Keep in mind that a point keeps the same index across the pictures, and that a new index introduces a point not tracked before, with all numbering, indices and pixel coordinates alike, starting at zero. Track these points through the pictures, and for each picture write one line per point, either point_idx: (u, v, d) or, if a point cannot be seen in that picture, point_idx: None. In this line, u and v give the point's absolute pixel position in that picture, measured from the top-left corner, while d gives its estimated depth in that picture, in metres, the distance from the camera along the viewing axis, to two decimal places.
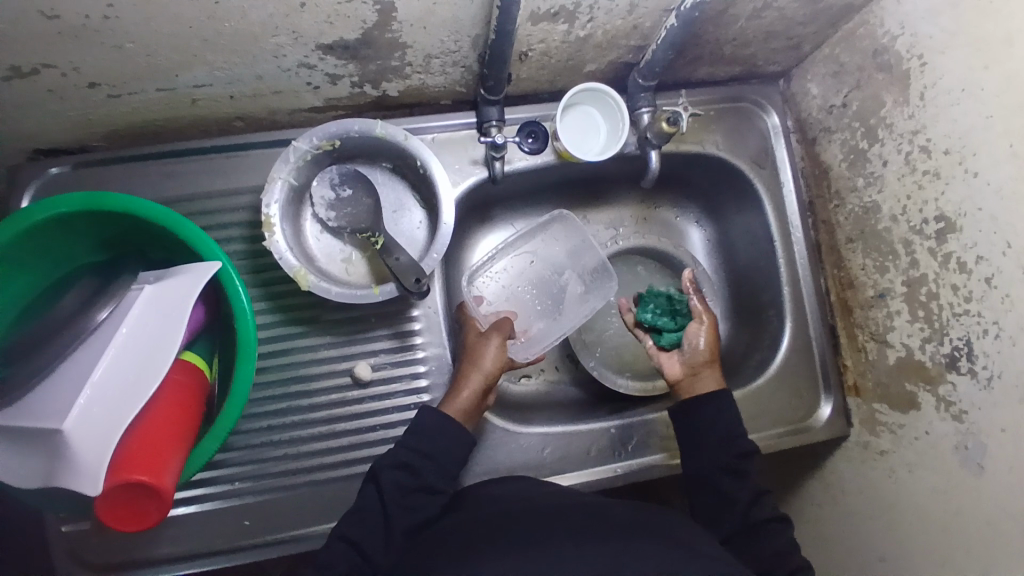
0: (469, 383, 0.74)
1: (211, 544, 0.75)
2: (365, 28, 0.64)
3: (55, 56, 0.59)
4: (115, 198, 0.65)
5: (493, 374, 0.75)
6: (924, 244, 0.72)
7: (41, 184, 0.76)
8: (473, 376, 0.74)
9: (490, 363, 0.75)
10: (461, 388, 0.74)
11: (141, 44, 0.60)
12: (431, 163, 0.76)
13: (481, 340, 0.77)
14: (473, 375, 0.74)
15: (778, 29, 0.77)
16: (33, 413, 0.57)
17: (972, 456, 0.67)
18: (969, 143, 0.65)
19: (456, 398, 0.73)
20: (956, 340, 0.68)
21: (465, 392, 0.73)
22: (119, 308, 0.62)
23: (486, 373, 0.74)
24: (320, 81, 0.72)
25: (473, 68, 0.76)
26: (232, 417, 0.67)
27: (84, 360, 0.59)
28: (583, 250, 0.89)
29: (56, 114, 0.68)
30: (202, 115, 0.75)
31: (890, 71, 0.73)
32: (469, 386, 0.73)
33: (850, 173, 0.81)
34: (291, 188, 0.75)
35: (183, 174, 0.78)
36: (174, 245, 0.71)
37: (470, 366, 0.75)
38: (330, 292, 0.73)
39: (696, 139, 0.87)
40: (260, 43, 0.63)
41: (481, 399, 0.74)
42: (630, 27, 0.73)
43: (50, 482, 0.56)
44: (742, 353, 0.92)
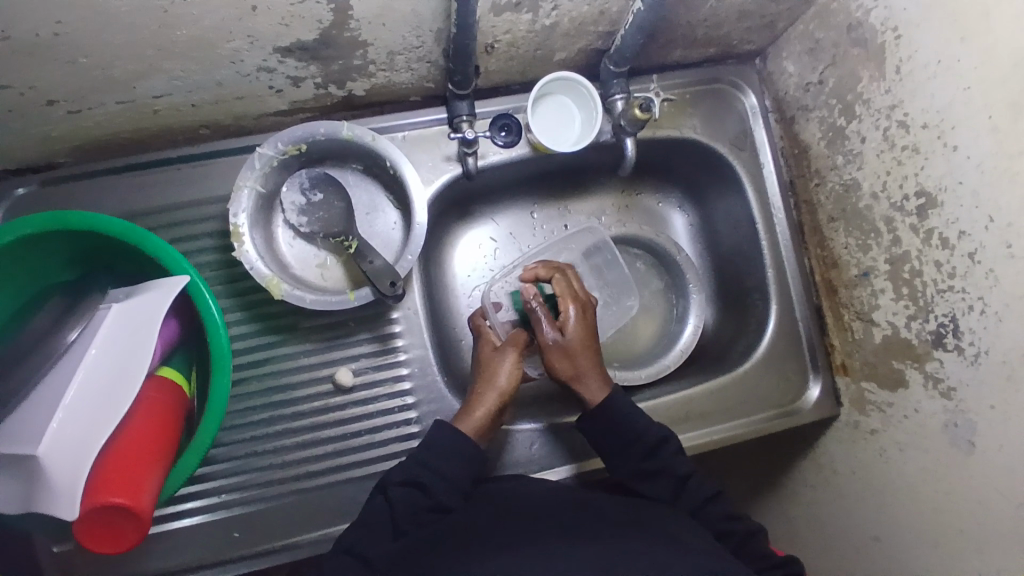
0: (488, 399, 0.73)
1: (200, 559, 0.74)
2: (323, 28, 0.62)
3: (7, 76, 0.57)
4: (78, 216, 0.63)
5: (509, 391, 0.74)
6: (906, 221, 0.70)
7: (6, 205, 0.75)
8: (491, 392, 0.73)
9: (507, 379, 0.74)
10: (477, 405, 0.72)
11: (95, 58, 0.58)
12: (401, 163, 0.74)
13: (498, 358, 0.76)
14: (492, 393, 0.73)
15: (750, 7, 0.75)
16: (6, 440, 0.56)
17: (961, 434, 0.67)
18: (947, 116, 0.64)
19: (472, 415, 0.72)
20: (941, 317, 0.67)
21: (484, 411, 0.72)
22: (89, 328, 0.61)
23: (502, 391, 0.73)
24: (282, 84, 0.71)
25: (439, 63, 0.75)
26: (211, 433, 0.66)
27: (55, 383, 0.58)
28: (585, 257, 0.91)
29: (15, 132, 0.67)
30: (165, 126, 0.73)
31: (865, 45, 0.71)
32: (489, 404, 0.72)
33: (830, 151, 0.80)
34: (259, 196, 0.74)
35: (150, 186, 0.77)
36: (142, 260, 0.69)
37: (485, 383, 0.74)
38: (304, 299, 0.72)
39: (673, 124, 0.85)
40: (216, 49, 0.62)
41: (496, 418, 0.73)
42: (597, 12, 0.71)
43: (26, 508, 0.55)
44: (729, 339, 0.91)
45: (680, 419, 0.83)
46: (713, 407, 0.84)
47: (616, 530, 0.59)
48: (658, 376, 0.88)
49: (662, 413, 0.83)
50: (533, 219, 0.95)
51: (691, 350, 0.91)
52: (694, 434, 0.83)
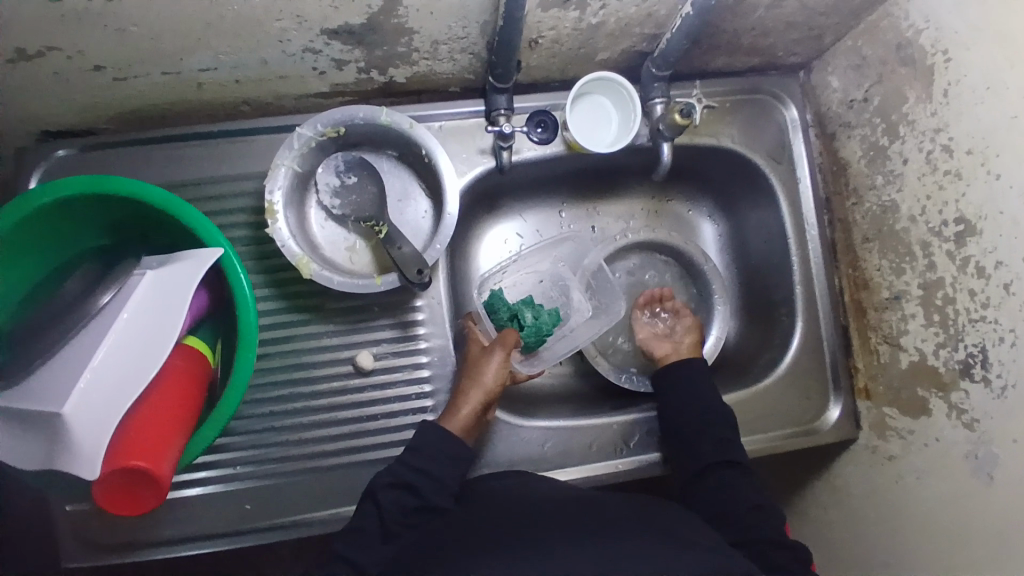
0: (471, 398, 0.72)
1: (212, 528, 0.75)
2: (371, 13, 0.62)
3: (59, 39, 0.58)
4: (118, 182, 0.64)
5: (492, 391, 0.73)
6: (942, 247, 0.69)
7: (48, 166, 0.76)
8: (474, 391, 0.73)
9: (491, 379, 0.73)
10: (461, 403, 0.73)
11: (145, 28, 0.59)
12: (436, 152, 0.75)
13: (483, 357, 0.75)
14: (474, 391, 0.73)
15: (799, 19, 0.74)
16: (34, 397, 0.58)
17: (982, 467, 0.65)
18: (993, 143, 0.63)
19: (455, 415, 0.72)
20: (971, 347, 0.66)
21: (466, 409, 0.72)
22: (121, 293, 0.62)
23: (487, 390, 0.73)
24: (326, 66, 0.71)
25: (481, 55, 0.75)
26: (232, 405, 0.67)
27: (85, 345, 0.59)
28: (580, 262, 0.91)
29: (62, 96, 0.68)
30: (207, 100, 0.74)
31: (915, 65, 0.70)
32: (470, 402, 0.72)
33: (870, 171, 0.79)
34: (295, 175, 0.75)
35: (188, 158, 0.78)
36: (177, 231, 0.71)
37: (469, 381, 0.74)
38: (332, 280, 0.73)
39: (711, 131, 0.84)
40: (264, 27, 0.62)
41: (480, 415, 0.73)
42: (644, 14, 0.70)
43: (48, 465, 0.56)
44: (750, 352, 0.90)
45: None
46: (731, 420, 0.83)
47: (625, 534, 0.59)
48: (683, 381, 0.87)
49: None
50: (561, 218, 0.95)
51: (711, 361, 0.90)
52: None
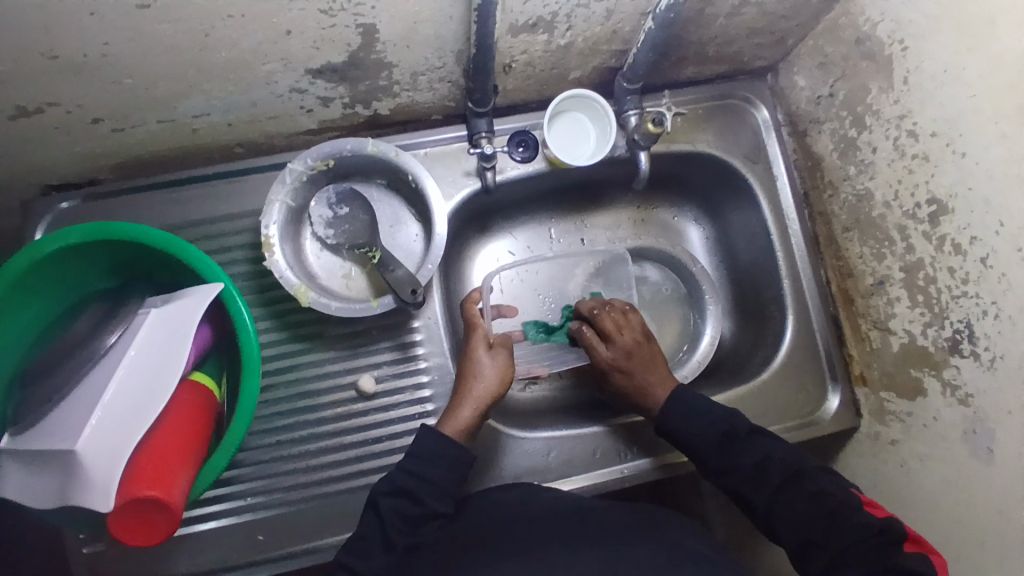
0: (465, 402, 0.74)
1: (227, 560, 0.76)
2: (351, 50, 0.66)
3: (58, 94, 0.62)
4: (123, 226, 0.68)
5: (486, 395, 0.74)
6: (918, 228, 0.71)
7: (52, 217, 0.80)
8: (467, 397, 0.74)
9: (487, 385, 0.75)
10: (465, 405, 0.74)
11: (139, 78, 0.63)
12: (423, 177, 0.78)
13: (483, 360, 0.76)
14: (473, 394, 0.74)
15: (759, 24, 0.78)
16: (48, 435, 0.60)
17: (980, 441, 0.66)
18: (955, 124, 0.65)
19: (450, 418, 0.73)
20: (957, 324, 0.68)
21: (466, 411, 0.73)
22: (128, 331, 0.64)
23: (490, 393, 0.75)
24: (313, 104, 0.75)
25: (460, 83, 0.78)
26: (240, 433, 0.69)
27: (95, 383, 0.61)
28: (563, 279, 0.94)
29: (65, 149, 0.72)
30: (202, 144, 0.78)
31: (873, 58, 0.73)
32: (469, 405, 0.73)
33: (842, 162, 0.81)
34: (289, 209, 0.78)
35: (186, 201, 0.81)
36: (180, 269, 0.73)
37: (464, 386, 0.75)
38: (330, 306, 0.75)
39: (687, 138, 0.87)
40: (251, 71, 0.66)
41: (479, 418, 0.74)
42: (610, 32, 0.74)
43: (64, 501, 0.58)
44: (746, 350, 0.92)
45: None
46: None
47: (631, 534, 0.60)
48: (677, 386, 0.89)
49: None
50: (551, 233, 0.97)
51: (708, 360, 0.92)
52: None
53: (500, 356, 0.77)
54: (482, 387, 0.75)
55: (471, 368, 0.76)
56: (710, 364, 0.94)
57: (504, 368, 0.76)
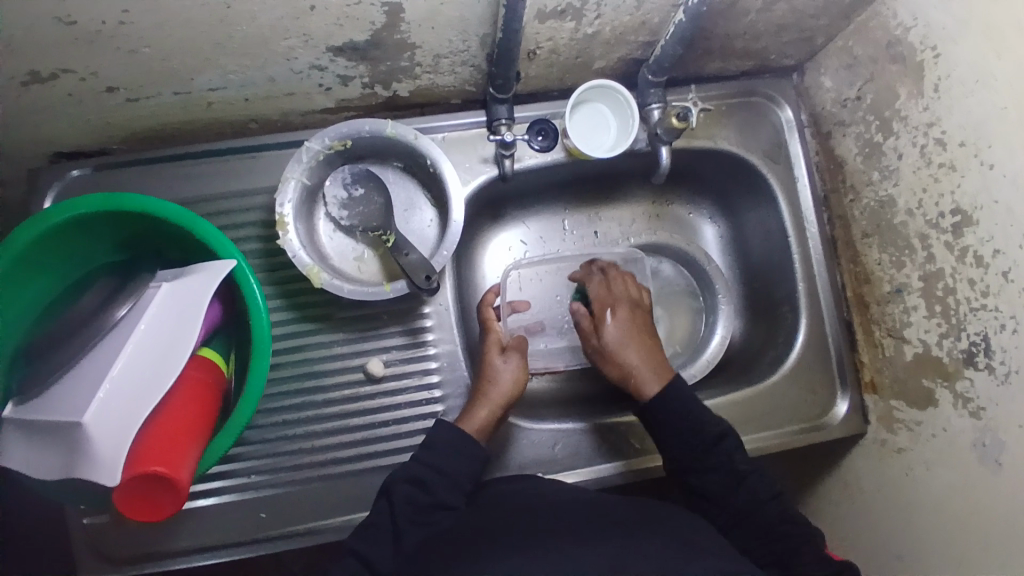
0: (480, 403, 0.75)
1: (229, 536, 0.76)
2: (374, 29, 0.65)
3: (74, 62, 0.61)
4: (135, 198, 0.67)
5: (501, 398, 0.75)
6: (940, 238, 0.70)
7: (63, 187, 0.79)
8: (483, 398, 0.75)
9: (505, 388, 0.76)
10: (482, 405, 0.75)
11: (156, 49, 0.62)
12: (441, 162, 0.77)
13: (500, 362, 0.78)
14: (491, 394, 0.75)
15: (789, 22, 0.76)
16: (54, 407, 0.59)
17: (989, 454, 0.66)
18: (985, 134, 0.64)
19: (467, 417, 0.75)
20: (973, 336, 0.67)
21: (485, 411, 0.74)
22: (138, 306, 0.63)
23: (507, 394, 0.76)
24: (331, 82, 0.74)
25: (481, 68, 0.77)
26: (247, 413, 0.69)
27: (103, 357, 0.60)
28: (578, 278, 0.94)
29: (77, 117, 0.70)
30: (217, 118, 0.77)
31: (904, 62, 0.72)
32: (487, 406, 0.75)
33: (866, 167, 0.80)
34: (304, 188, 0.77)
35: (198, 176, 0.80)
36: (191, 245, 0.73)
37: (482, 387, 0.76)
38: (342, 288, 0.75)
39: (708, 134, 0.86)
40: (271, 46, 0.65)
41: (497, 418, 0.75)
42: (638, 22, 0.72)
43: (69, 475, 0.57)
44: (756, 351, 0.91)
45: None
46: (739, 418, 0.83)
47: (636, 533, 0.60)
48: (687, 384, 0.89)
49: (729, 410, 0.84)
50: (565, 225, 0.96)
51: (718, 359, 0.91)
52: None
53: (513, 361, 0.78)
54: (497, 391, 0.76)
55: (487, 371, 0.77)
56: (718, 363, 0.93)
57: (517, 372, 0.77)
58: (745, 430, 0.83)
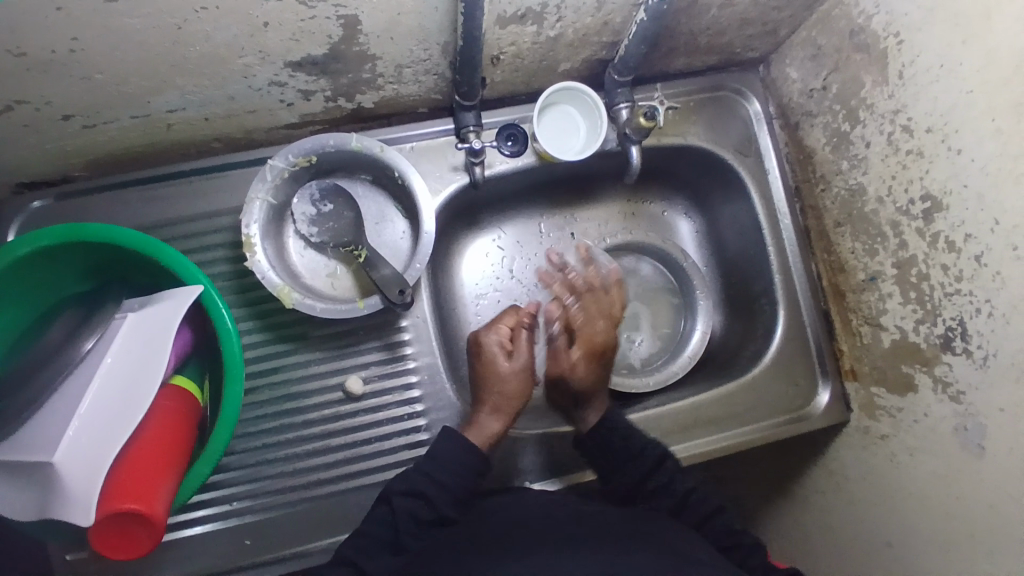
0: (489, 412, 0.76)
1: (213, 566, 0.75)
2: (332, 43, 0.63)
3: (26, 92, 0.59)
4: (95, 228, 0.65)
5: (508, 406, 0.77)
6: (912, 225, 0.71)
7: (24, 218, 0.77)
8: (492, 407, 0.76)
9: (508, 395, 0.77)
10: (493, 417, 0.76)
11: (109, 74, 0.60)
12: (410, 173, 0.75)
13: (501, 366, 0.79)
14: (500, 406, 0.76)
15: (752, 16, 0.76)
16: (23, 445, 0.58)
17: (971, 438, 0.66)
18: (951, 120, 0.64)
19: (474, 428, 0.75)
20: (949, 321, 0.67)
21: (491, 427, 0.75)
22: (104, 338, 0.62)
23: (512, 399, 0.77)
24: (293, 98, 0.72)
25: (446, 75, 0.76)
26: (224, 440, 0.67)
27: (71, 393, 0.59)
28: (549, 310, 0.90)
29: (33, 146, 0.68)
30: (180, 139, 0.75)
31: (867, 51, 0.72)
32: (496, 421, 0.76)
33: (835, 157, 0.80)
34: (270, 207, 0.76)
35: (162, 200, 0.78)
36: (157, 271, 0.71)
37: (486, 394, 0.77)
38: (314, 308, 0.73)
39: (677, 131, 0.86)
40: (228, 65, 0.63)
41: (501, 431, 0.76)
42: (601, 23, 0.72)
43: (42, 516, 0.56)
44: (737, 344, 0.91)
45: (688, 425, 0.83)
46: (723, 414, 0.83)
47: (624, 542, 0.60)
48: (669, 380, 0.89)
49: (671, 418, 0.83)
50: (539, 229, 0.95)
51: (700, 352, 0.91)
52: (703, 441, 0.82)
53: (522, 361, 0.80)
54: (504, 397, 0.77)
55: (493, 378, 0.78)
56: (700, 359, 0.93)
57: (523, 377, 0.79)
58: (730, 425, 0.83)
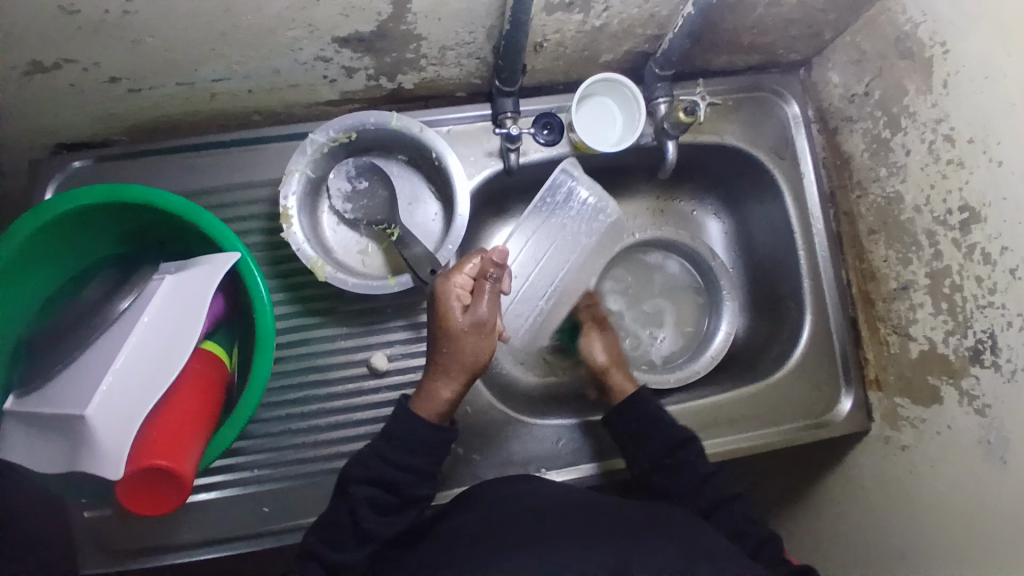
0: (441, 376, 0.67)
1: (231, 530, 0.76)
2: (380, 20, 0.64)
3: (77, 51, 0.60)
4: (137, 191, 0.66)
5: (463, 372, 0.67)
6: (948, 235, 0.70)
7: (64, 177, 0.78)
8: (444, 373, 0.67)
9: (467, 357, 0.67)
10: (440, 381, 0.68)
11: (160, 39, 0.61)
12: (447, 155, 0.76)
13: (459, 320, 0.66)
14: (451, 371, 0.67)
15: (798, 16, 0.76)
16: (58, 398, 0.59)
17: (995, 452, 0.66)
18: (993, 131, 0.64)
19: (426, 396, 0.68)
20: (980, 333, 0.67)
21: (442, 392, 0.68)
22: (140, 299, 0.63)
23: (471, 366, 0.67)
24: (336, 74, 0.73)
25: (487, 60, 0.76)
26: (251, 406, 0.68)
27: (105, 350, 0.60)
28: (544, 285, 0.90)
29: (79, 106, 0.69)
30: (222, 109, 0.76)
31: (912, 58, 0.71)
32: (446, 387, 0.67)
33: (873, 163, 0.80)
34: (308, 180, 0.77)
35: (200, 168, 0.79)
36: (194, 238, 0.72)
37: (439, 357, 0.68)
38: (346, 282, 0.74)
39: (714, 129, 0.86)
40: (276, 37, 0.64)
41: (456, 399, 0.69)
42: (646, 15, 0.72)
43: (71, 468, 0.57)
44: (761, 347, 0.91)
45: (707, 424, 0.83)
46: (744, 414, 0.83)
47: (640, 531, 0.60)
48: (691, 379, 0.88)
49: (690, 416, 0.83)
50: None
51: (722, 355, 0.91)
52: (721, 440, 0.82)
53: (480, 318, 0.66)
54: (457, 360, 0.67)
55: (447, 334, 0.66)
56: (722, 360, 0.93)
57: (483, 336, 0.67)
58: (750, 426, 0.83)
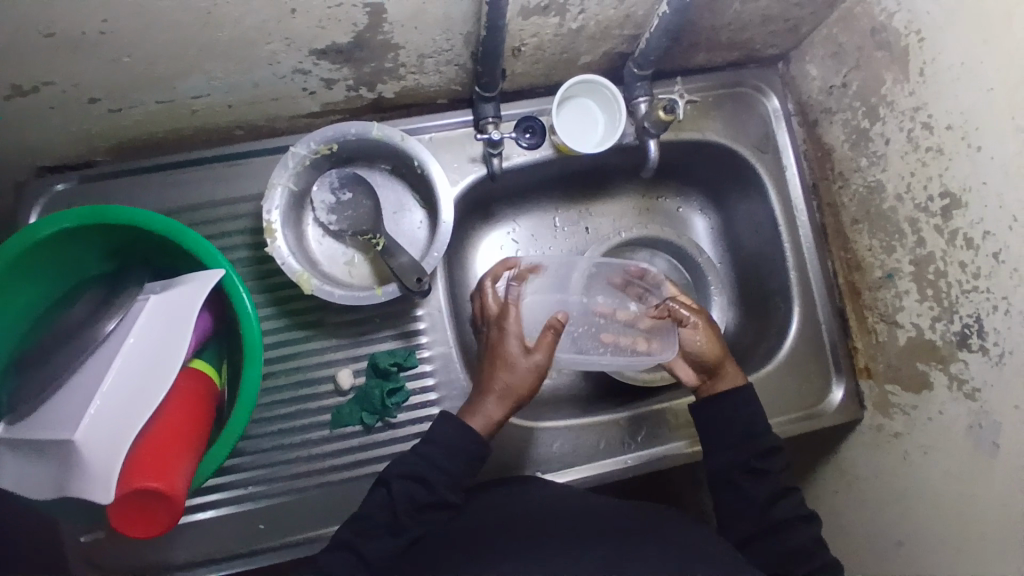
0: (490, 395, 0.72)
1: (226, 548, 0.75)
2: (358, 30, 0.64)
3: (55, 72, 0.60)
4: (119, 210, 0.66)
5: (515, 396, 0.72)
6: (930, 222, 0.71)
7: (47, 199, 0.77)
8: (495, 394, 0.72)
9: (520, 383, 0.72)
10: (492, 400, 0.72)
11: (137, 57, 0.61)
12: (429, 162, 0.76)
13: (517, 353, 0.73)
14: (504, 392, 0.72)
15: (774, 12, 0.76)
16: (44, 422, 0.59)
17: (985, 436, 0.66)
18: (971, 117, 0.64)
19: (473, 410, 0.71)
20: (966, 318, 0.67)
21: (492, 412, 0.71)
22: (125, 318, 0.62)
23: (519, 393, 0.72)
24: (316, 86, 0.73)
25: (467, 66, 0.76)
26: (242, 424, 0.68)
27: (91, 372, 0.59)
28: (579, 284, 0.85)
29: (59, 128, 0.69)
30: (203, 125, 0.76)
31: (888, 49, 0.72)
32: (497, 407, 0.71)
33: (854, 154, 0.80)
34: (291, 193, 0.76)
35: (184, 185, 0.79)
36: (180, 255, 0.72)
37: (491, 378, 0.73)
38: (332, 294, 0.74)
39: (696, 126, 0.86)
40: (254, 51, 0.64)
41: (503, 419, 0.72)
42: (623, 16, 0.72)
43: (61, 493, 0.57)
44: (751, 341, 0.91)
45: None
46: None
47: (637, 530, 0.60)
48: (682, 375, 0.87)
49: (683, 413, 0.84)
50: (554, 222, 0.96)
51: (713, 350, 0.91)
52: None
53: (537, 360, 0.72)
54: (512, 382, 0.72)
55: (503, 362, 0.73)
56: None
57: (536, 368, 0.73)
58: None
